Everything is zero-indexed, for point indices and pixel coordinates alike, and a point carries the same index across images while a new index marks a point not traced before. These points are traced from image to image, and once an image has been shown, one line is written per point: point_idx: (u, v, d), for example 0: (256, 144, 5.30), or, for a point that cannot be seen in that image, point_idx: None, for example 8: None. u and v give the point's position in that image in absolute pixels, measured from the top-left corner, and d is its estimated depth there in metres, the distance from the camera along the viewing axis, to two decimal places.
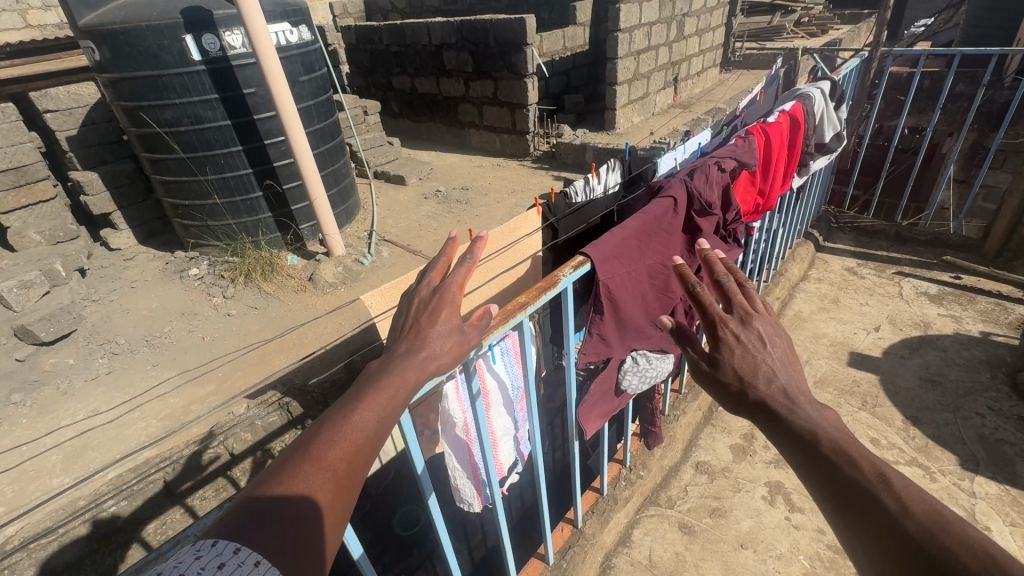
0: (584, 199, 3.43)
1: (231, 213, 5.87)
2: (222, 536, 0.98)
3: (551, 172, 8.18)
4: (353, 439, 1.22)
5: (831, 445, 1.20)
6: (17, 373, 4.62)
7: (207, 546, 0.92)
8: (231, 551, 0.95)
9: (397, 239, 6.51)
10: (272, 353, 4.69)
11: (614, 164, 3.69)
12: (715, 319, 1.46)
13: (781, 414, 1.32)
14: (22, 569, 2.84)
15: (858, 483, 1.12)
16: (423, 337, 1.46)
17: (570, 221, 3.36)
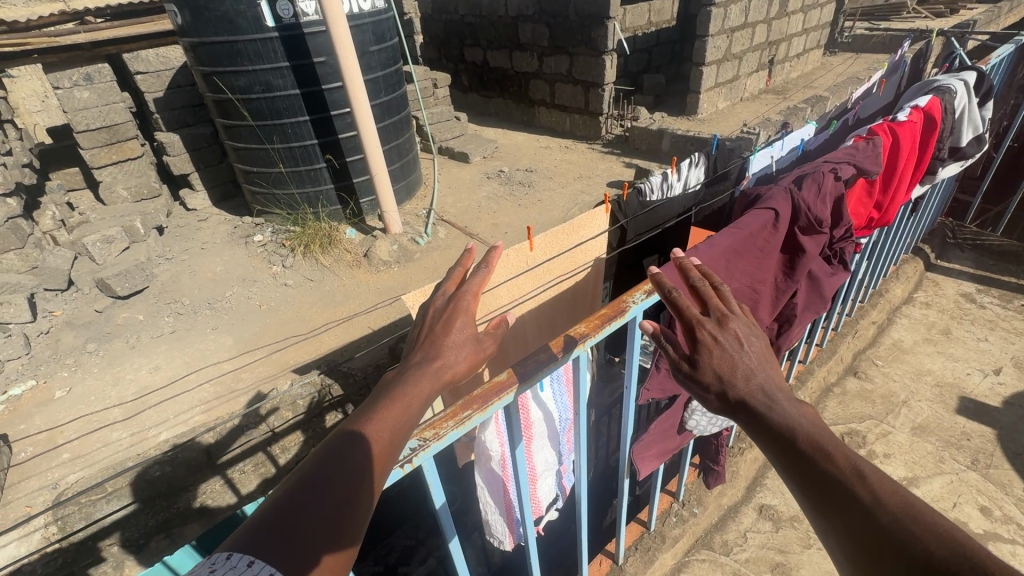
0: (658, 197, 3.19)
1: (294, 182, 5.90)
2: (239, 548, 0.85)
3: (622, 158, 7.65)
4: (379, 439, 1.08)
5: (809, 443, 1.07)
6: (94, 324, 4.93)
7: (222, 560, 0.81)
8: (248, 565, 0.81)
9: (455, 220, 6.33)
10: (322, 329, 4.70)
11: (698, 159, 3.39)
12: (694, 320, 1.26)
13: (761, 414, 1.15)
14: (74, 521, 2.97)
15: (836, 480, 1.01)
16: (439, 345, 1.31)
17: (640, 221, 3.15)
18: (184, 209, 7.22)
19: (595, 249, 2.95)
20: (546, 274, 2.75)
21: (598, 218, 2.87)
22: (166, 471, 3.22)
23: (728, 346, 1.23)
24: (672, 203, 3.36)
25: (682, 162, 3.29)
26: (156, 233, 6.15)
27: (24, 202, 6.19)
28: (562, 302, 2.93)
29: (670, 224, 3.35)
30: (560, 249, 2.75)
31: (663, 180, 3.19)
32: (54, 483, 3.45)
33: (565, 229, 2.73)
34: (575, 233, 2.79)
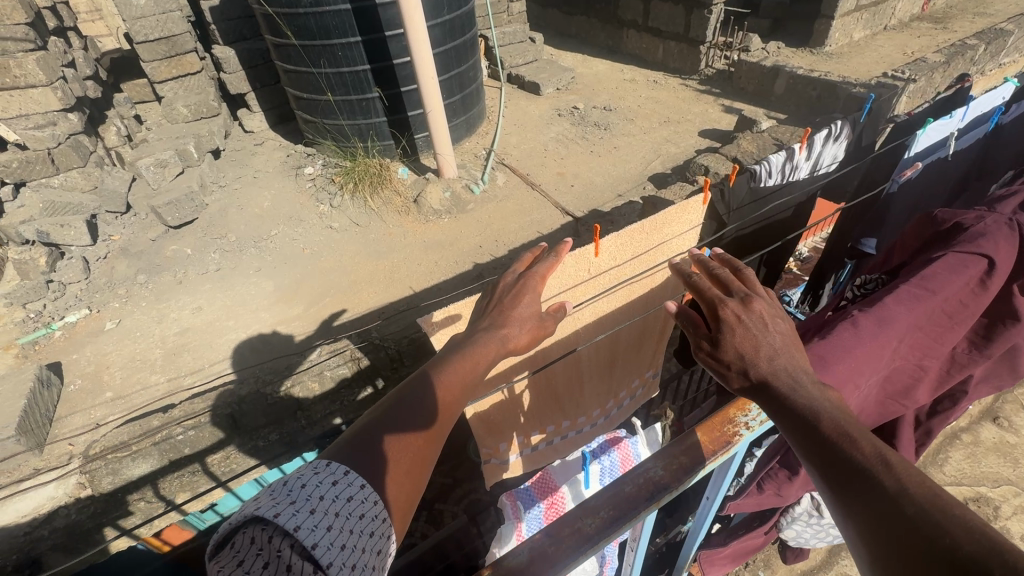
0: (774, 184, 2.45)
1: (344, 112, 5.39)
2: (335, 457, 1.00)
3: (720, 100, 6.44)
4: (445, 393, 1.24)
5: (830, 422, 0.87)
6: (146, 253, 4.89)
7: (324, 464, 0.96)
8: (343, 473, 0.96)
9: (517, 166, 5.64)
10: (364, 284, 4.39)
11: (835, 130, 2.55)
12: (719, 301, 1.18)
13: (780, 394, 0.98)
14: (102, 475, 2.93)
15: (854, 466, 0.78)
16: (506, 316, 1.52)
17: (745, 214, 2.43)
18: (241, 131, 6.97)
19: (682, 248, 2.27)
20: (614, 282, 2.13)
21: (693, 210, 2.16)
22: (190, 434, 3.06)
23: (753, 325, 1.11)
24: (791, 189, 2.59)
25: (816, 135, 2.48)
26: (210, 157, 5.96)
27: (89, 117, 6.14)
28: (632, 315, 2.32)
29: (781, 219, 2.62)
30: (636, 252, 2.11)
31: (785, 161, 2.43)
32: (96, 423, 3.48)
33: (646, 225, 2.07)
34: (660, 230, 2.12)
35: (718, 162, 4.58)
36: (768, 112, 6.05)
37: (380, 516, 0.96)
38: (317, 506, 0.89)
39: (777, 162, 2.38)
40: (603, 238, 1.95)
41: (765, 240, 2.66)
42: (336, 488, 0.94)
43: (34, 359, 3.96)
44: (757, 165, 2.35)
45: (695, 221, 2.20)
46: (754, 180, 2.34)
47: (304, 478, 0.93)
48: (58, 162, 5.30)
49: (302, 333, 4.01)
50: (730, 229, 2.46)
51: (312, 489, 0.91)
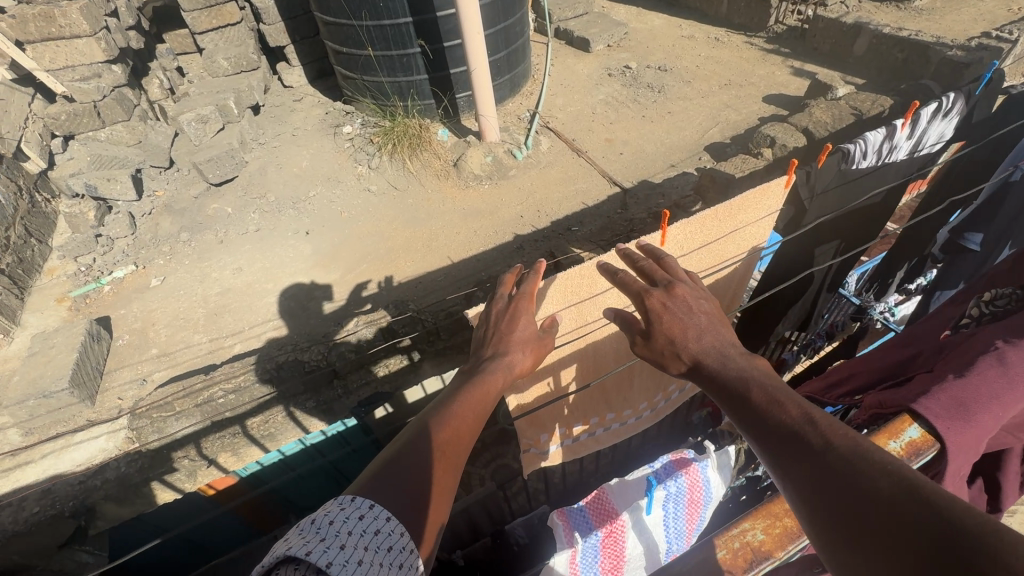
0: (866, 166, 2.17)
1: (384, 68, 5.15)
2: (362, 495, 0.89)
3: (789, 61, 5.87)
4: (460, 420, 1.13)
5: (761, 393, 0.94)
6: (189, 210, 4.91)
7: (348, 498, 0.85)
8: (369, 507, 0.86)
9: (562, 130, 5.33)
10: (401, 251, 4.29)
11: (946, 103, 2.23)
12: (640, 292, 1.24)
13: (713, 371, 1.05)
14: (149, 432, 3.00)
15: (784, 428, 0.85)
16: (506, 341, 1.36)
17: (827, 199, 2.18)
18: (281, 86, 6.84)
19: (755, 237, 2.05)
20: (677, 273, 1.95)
21: (772, 196, 1.93)
22: (229, 397, 3.18)
23: (677, 310, 1.18)
24: (882, 172, 2.31)
25: (924, 110, 2.15)
26: (250, 113, 5.88)
27: (133, 69, 6.11)
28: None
29: (867, 205, 2.35)
30: (703, 240, 1.91)
31: (882, 140, 2.14)
32: (143, 379, 3.57)
33: (717, 212, 1.86)
34: (733, 217, 1.90)
35: (786, 132, 4.18)
36: (843, 75, 5.48)
37: (410, 549, 0.86)
38: (347, 542, 0.78)
39: (873, 142, 2.09)
40: (670, 226, 1.76)
41: (842, 228, 2.42)
42: (364, 521, 0.83)
43: (85, 312, 4.08)
44: (849, 145, 2.07)
45: (773, 208, 1.97)
46: (846, 162, 2.07)
47: (328, 512, 0.82)
48: (104, 115, 5.32)
49: (339, 299, 3.97)
50: (809, 215, 2.22)
51: (341, 523, 0.80)
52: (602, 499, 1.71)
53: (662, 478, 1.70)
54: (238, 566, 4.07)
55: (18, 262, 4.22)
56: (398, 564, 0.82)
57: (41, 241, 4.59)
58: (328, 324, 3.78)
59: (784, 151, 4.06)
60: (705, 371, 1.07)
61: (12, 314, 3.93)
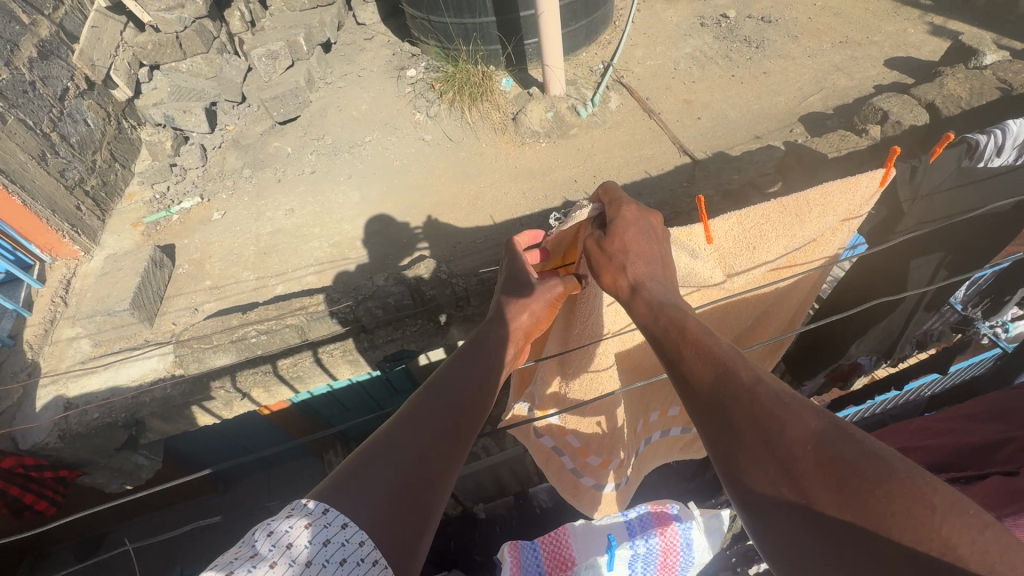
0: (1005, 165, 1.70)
1: (449, 8, 4.85)
2: (336, 485, 0.78)
3: (928, 16, 4.87)
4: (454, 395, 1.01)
5: (694, 326, 0.95)
6: (253, 146, 5.03)
7: (298, 504, 0.75)
8: (321, 511, 0.74)
9: (635, 86, 4.82)
10: (446, 207, 4.17)
11: None
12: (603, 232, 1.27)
13: (651, 305, 1.07)
14: (189, 362, 3.19)
15: (716, 359, 0.84)
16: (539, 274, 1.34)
17: (936, 205, 1.72)
18: (354, 23, 6.74)
19: (837, 243, 1.63)
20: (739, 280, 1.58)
21: (865, 191, 1.52)
22: (262, 338, 3.19)
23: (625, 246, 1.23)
24: None
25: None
26: (319, 51, 5.85)
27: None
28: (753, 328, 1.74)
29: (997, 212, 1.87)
30: (766, 243, 1.56)
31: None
32: (195, 308, 3.80)
33: (783, 209, 1.55)
34: (805, 216, 1.55)
35: (904, 105, 3.47)
36: (997, 36, 4.47)
37: (372, 560, 0.72)
38: (277, 561, 0.69)
39: (1019, 133, 1.62)
40: (715, 219, 1.51)
41: (956, 239, 1.96)
42: (310, 529, 0.72)
43: (154, 238, 4.36)
44: (982, 135, 1.62)
45: (864, 207, 1.55)
46: (970, 158, 1.64)
47: (274, 521, 0.74)
48: (185, 46, 5.50)
49: (379, 251, 3.95)
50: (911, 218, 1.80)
51: (278, 535, 0.71)
52: (563, 542, 1.81)
53: (634, 532, 1.78)
54: (275, 484, 4.44)
55: (102, 185, 4.56)
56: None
57: (124, 166, 4.93)
58: (366, 275, 3.78)
59: (897, 129, 3.39)
60: (642, 302, 1.09)
61: (93, 233, 4.29)
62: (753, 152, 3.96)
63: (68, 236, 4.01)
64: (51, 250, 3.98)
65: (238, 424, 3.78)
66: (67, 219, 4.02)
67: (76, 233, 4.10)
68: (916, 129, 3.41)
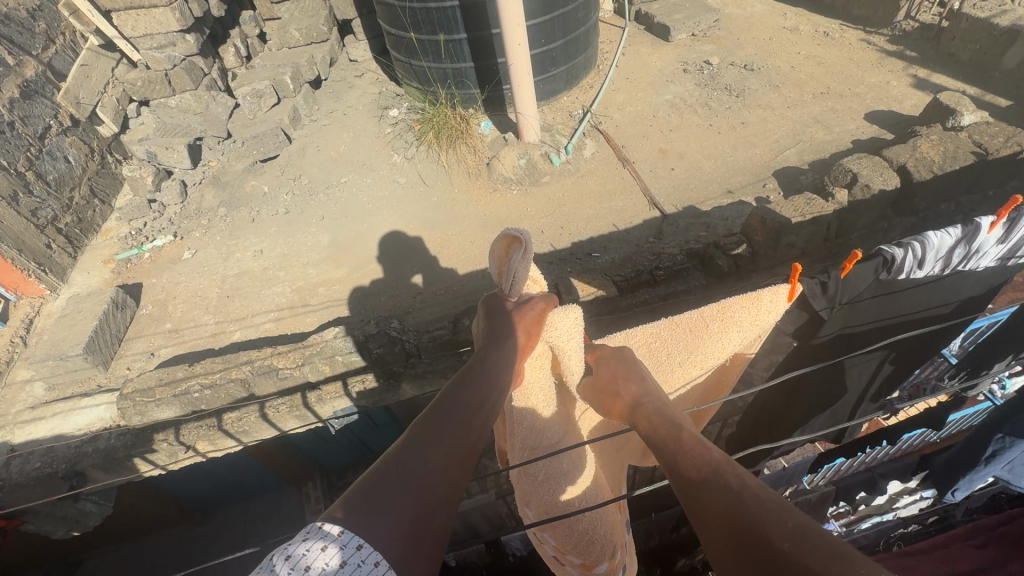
0: (926, 274, 1.62)
1: (428, 54, 4.90)
2: (349, 510, 0.87)
3: (912, 69, 4.82)
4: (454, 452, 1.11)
5: (689, 437, 1.14)
6: (231, 184, 5.06)
7: (315, 530, 0.83)
8: (336, 535, 0.83)
9: (612, 133, 4.79)
10: (411, 254, 4.15)
11: None
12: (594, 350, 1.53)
13: (656, 413, 1.26)
14: (131, 415, 3.14)
15: (710, 468, 1.02)
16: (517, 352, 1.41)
17: (858, 311, 1.66)
18: (347, 60, 6.86)
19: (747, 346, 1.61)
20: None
21: (768, 306, 1.49)
22: (206, 393, 3.15)
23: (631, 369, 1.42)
24: (954, 281, 1.70)
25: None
26: (306, 88, 5.94)
27: (211, 35, 6.35)
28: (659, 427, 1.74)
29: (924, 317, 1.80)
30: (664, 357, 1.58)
31: (960, 242, 1.59)
32: (151, 352, 3.77)
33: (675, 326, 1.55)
34: (699, 331, 1.55)
35: (873, 167, 3.39)
36: (978, 94, 4.39)
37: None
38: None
39: (940, 247, 1.54)
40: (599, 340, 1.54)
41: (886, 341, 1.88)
42: (328, 553, 0.80)
43: (123, 276, 4.38)
44: (899, 249, 1.54)
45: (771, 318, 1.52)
46: (888, 273, 1.55)
47: (292, 548, 0.80)
48: (174, 83, 5.61)
49: (340, 298, 3.90)
50: (831, 326, 1.71)
51: (297, 557, 0.78)
52: None
53: None
54: (231, 527, 4.36)
55: (77, 221, 4.62)
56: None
57: (103, 202, 4.99)
58: (324, 324, 3.73)
59: (866, 192, 3.29)
60: (643, 419, 1.26)
61: (62, 271, 4.34)
62: (724, 208, 3.89)
63: (34, 276, 4.07)
64: (16, 289, 4.04)
65: (187, 470, 3.71)
66: (34, 258, 4.09)
67: (43, 272, 4.15)
68: (886, 192, 3.31)
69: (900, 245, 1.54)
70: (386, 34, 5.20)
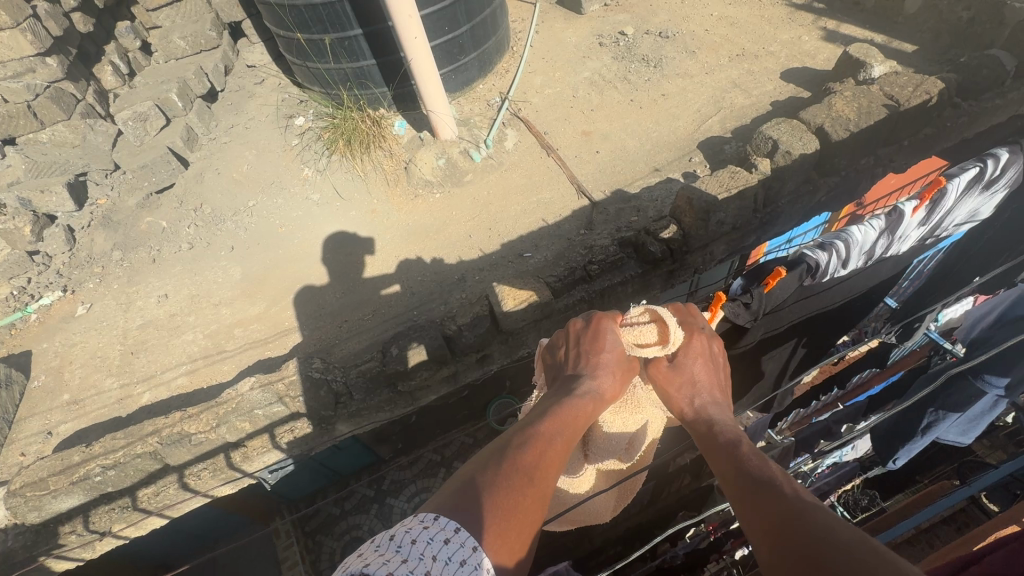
0: (849, 266, 1.87)
1: (323, 54, 4.49)
2: (438, 510, 0.86)
3: (821, 21, 4.80)
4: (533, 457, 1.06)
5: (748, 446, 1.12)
6: (125, 223, 4.54)
7: (433, 518, 0.82)
8: (455, 530, 0.81)
9: (533, 119, 4.56)
10: (333, 277, 3.83)
11: (965, 184, 1.84)
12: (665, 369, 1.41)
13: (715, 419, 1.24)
14: (22, 514, 2.75)
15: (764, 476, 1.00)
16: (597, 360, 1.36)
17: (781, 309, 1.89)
18: (243, 65, 6.29)
19: None
20: (638, 420, 1.51)
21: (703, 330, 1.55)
22: (109, 474, 2.75)
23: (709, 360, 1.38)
24: (865, 268, 1.98)
25: (955, 185, 1.80)
26: (198, 104, 5.39)
27: (81, 54, 5.66)
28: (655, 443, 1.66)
29: (832, 304, 2.17)
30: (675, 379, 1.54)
31: (881, 233, 1.82)
32: (49, 431, 3.35)
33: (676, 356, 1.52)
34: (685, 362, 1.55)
35: (792, 132, 3.33)
36: (885, 42, 4.40)
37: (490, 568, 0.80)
38: (430, 569, 0.74)
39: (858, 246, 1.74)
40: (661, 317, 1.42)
41: (805, 326, 2.25)
42: (437, 538, 0.79)
43: (9, 344, 3.89)
44: (821, 252, 1.71)
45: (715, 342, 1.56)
46: (812, 274, 1.71)
47: (415, 534, 0.79)
48: (41, 115, 4.94)
49: (259, 338, 3.57)
50: (759, 325, 1.94)
51: (423, 543, 0.78)
52: None
53: None
54: None
55: None
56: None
57: None
58: (244, 371, 3.40)
59: (787, 158, 3.22)
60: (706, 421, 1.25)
61: None
62: (652, 188, 3.76)
63: None
64: None
65: (111, 552, 3.35)
66: None
67: None
68: (807, 156, 3.26)
69: (822, 249, 1.71)
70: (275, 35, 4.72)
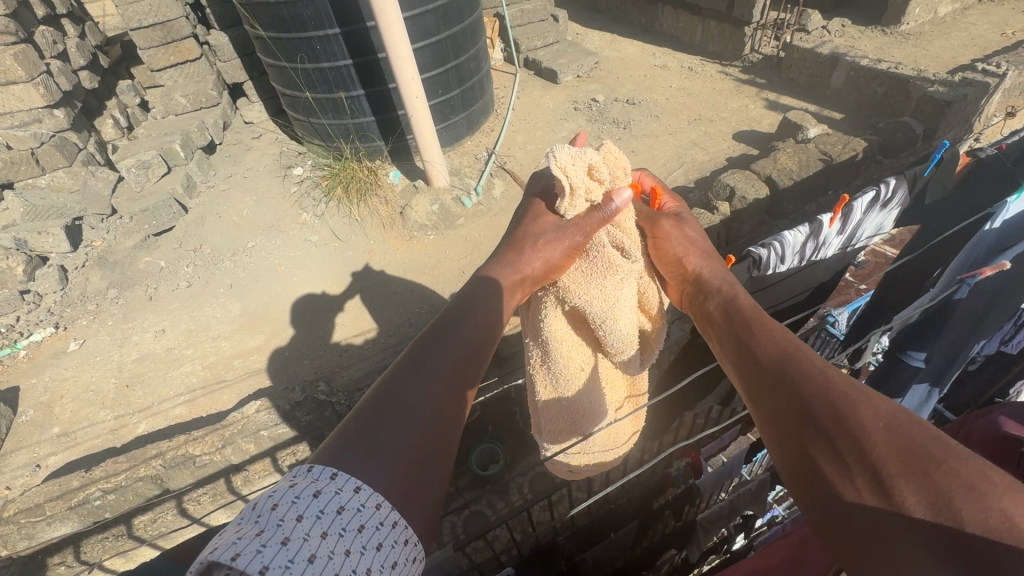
0: (789, 265, 2.24)
1: (327, 111, 4.91)
2: (316, 463, 0.89)
3: (764, 93, 5.59)
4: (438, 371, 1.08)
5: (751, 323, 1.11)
6: (122, 263, 4.66)
7: (302, 474, 0.86)
8: (328, 479, 0.85)
9: (518, 170, 5.03)
10: (333, 312, 4.02)
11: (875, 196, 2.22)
12: (656, 214, 1.41)
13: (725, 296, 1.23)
14: (14, 543, 2.71)
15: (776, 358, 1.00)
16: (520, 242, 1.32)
17: None
18: (241, 122, 6.69)
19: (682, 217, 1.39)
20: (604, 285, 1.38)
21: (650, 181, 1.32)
22: (109, 498, 2.76)
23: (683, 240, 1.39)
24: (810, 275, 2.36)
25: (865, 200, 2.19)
26: (199, 154, 5.68)
27: (85, 108, 5.95)
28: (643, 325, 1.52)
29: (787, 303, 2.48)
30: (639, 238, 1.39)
31: (805, 238, 2.19)
32: (37, 463, 3.31)
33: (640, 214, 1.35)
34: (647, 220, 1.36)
35: (746, 181, 3.84)
36: (818, 111, 5.17)
37: (388, 520, 0.85)
38: (290, 534, 0.75)
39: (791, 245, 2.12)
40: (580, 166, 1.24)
41: None
42: (308, 496, 0.81)
43: None
44: (762, 250, 2.10)
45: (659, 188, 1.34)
46: (756, 266, 2.10)
47: (281, 496, 0.81)
48: (43, 162, 5.12)
49: (259, 368, 3.68)
50: None
51: (288, 508, 0.79)
52: None
53: None
54: None
55: None
56: (371, 544, 0.81)
57: None
58: (243, 399, 3.48)
59: (743, 203, 3.75)
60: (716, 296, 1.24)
61: None
62: None
63: None
64: None
65: None
66: None
67: None
68: (760, 201, 3.76)
69: (762, 246, 2.10)
70: (281, 94, 5.16)
